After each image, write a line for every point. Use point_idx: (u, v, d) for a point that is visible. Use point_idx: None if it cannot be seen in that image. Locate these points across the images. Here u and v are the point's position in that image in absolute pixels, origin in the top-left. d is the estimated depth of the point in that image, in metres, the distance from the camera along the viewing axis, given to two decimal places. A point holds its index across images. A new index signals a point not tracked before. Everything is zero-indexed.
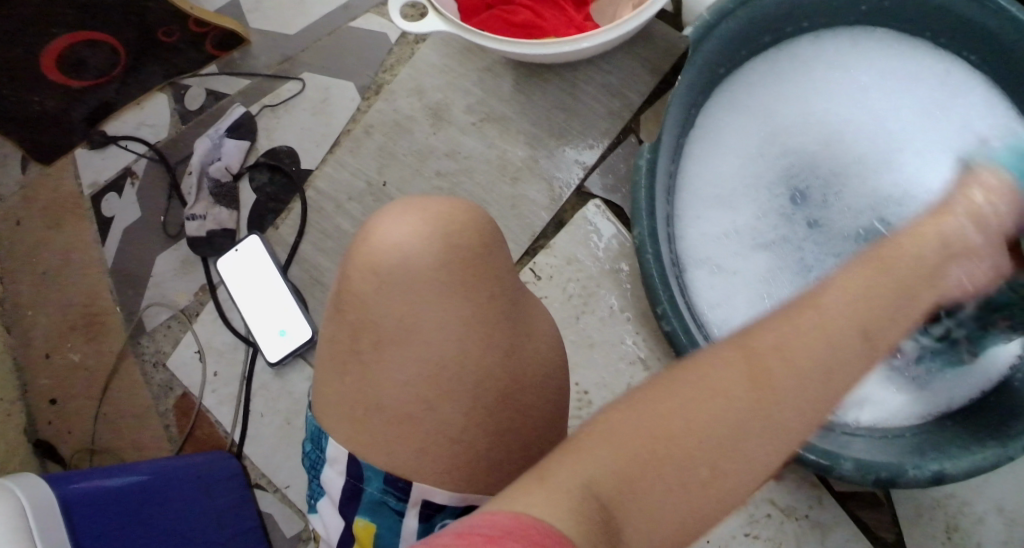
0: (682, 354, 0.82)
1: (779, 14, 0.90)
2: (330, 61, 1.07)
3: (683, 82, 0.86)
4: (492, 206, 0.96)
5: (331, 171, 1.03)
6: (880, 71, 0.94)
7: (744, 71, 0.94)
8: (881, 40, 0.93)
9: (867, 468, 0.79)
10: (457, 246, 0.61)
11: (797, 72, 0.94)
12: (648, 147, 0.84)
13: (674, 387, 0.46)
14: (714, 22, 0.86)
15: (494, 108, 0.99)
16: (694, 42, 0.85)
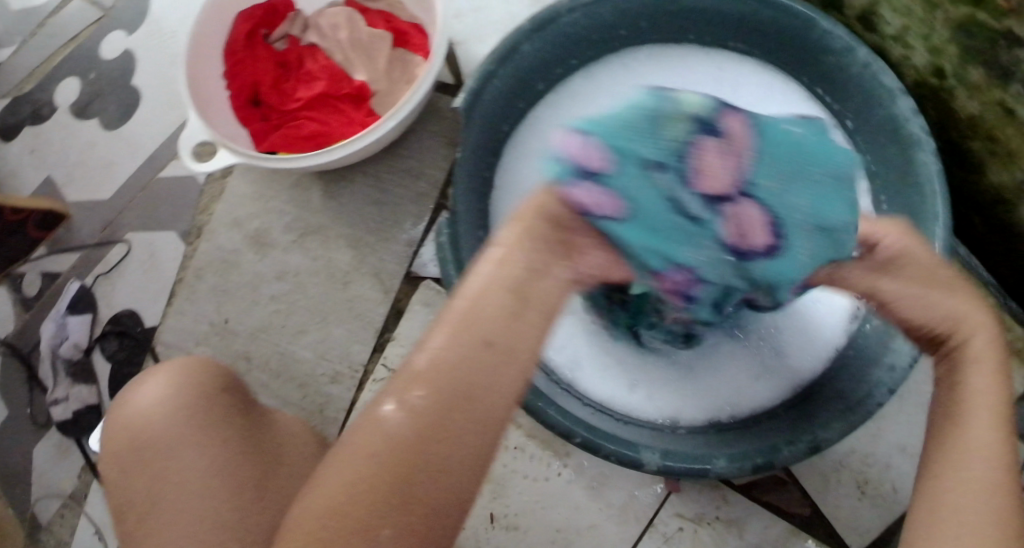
0: (534, 411, 0.79)
1: (548, 58, 0.90)
2: (149, 217, 1.07)
3: (467, 145, 0.85)
4: (332, 315, 0.98)
5: (175, 323, 1.03)
6: (663, 78, 0.97)
7: (531, 117, 0.95)
8: (652, 57, 0.97)
9: (739, 461, 0.78)
10: (196, 395, 0.68)
11: (581, 104, 0.96)
12: (446, 221, 0.83)
13: (342, 464, 0.46)
14: (480, 87, 0.84)
15: (309, 220, 0.99)
16: (467, 109, 0.84)
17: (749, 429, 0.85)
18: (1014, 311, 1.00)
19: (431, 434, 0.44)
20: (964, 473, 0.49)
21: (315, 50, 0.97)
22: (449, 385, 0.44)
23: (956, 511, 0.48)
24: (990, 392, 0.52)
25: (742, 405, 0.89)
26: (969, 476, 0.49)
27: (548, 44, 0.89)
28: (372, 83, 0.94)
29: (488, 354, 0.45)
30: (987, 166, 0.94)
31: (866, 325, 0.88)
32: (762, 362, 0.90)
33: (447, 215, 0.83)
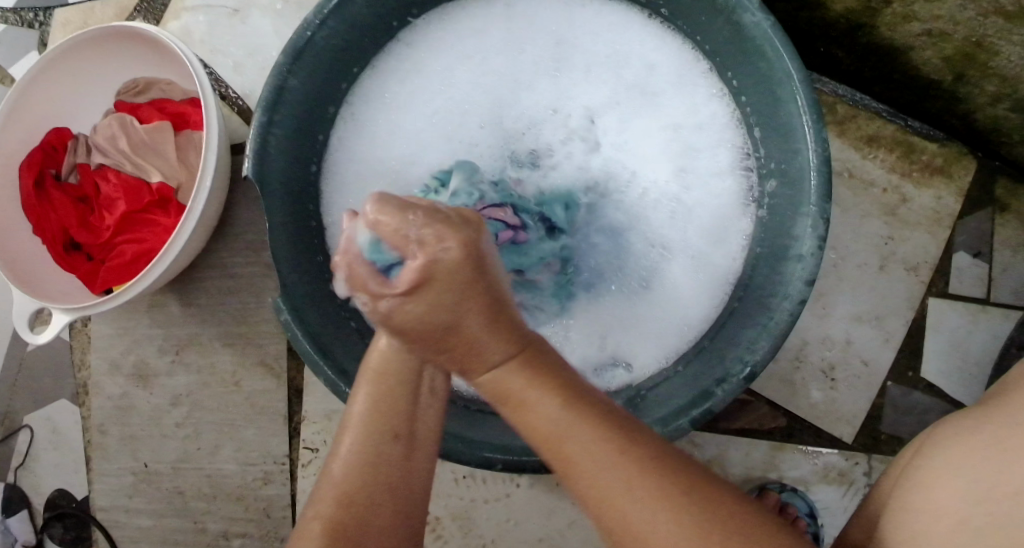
0: (445, 453, 0.72)
1: (324, 80, 0.79)
2: (36, 391, 1.00)
3: (274, 215, 0.75)
4: (239, 419, 0.93)
5: (101, 487, 0.98)
6: (448, 37, 0.85)
7: (338, 141, 0.83)
8: (431, 21, 0.84)
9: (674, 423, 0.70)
10: None
11: (380, 103, 0.84)
12: (282, 300, 0.73)
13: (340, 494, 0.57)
14: (262, 145, 0.74)
15: (180, 335, 0.94)
16: (260, 178, 0.74)
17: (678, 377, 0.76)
18: (920, 130, 0.92)
19: (360, 533, 0.55)
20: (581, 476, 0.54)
21: (105, 170, 0.90)
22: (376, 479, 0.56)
23: (604, 496, 0.54)
24: (540, 386, 0.55)
25: (684, 322, 0.81)
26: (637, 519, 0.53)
27: (317, 68, 0.77)
28: (170, 179, 0.88)
29: (394, 446, 0.57)
30: None
31: (763, 212, 0.79)
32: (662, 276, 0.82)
33: (281, 291, 0.73)
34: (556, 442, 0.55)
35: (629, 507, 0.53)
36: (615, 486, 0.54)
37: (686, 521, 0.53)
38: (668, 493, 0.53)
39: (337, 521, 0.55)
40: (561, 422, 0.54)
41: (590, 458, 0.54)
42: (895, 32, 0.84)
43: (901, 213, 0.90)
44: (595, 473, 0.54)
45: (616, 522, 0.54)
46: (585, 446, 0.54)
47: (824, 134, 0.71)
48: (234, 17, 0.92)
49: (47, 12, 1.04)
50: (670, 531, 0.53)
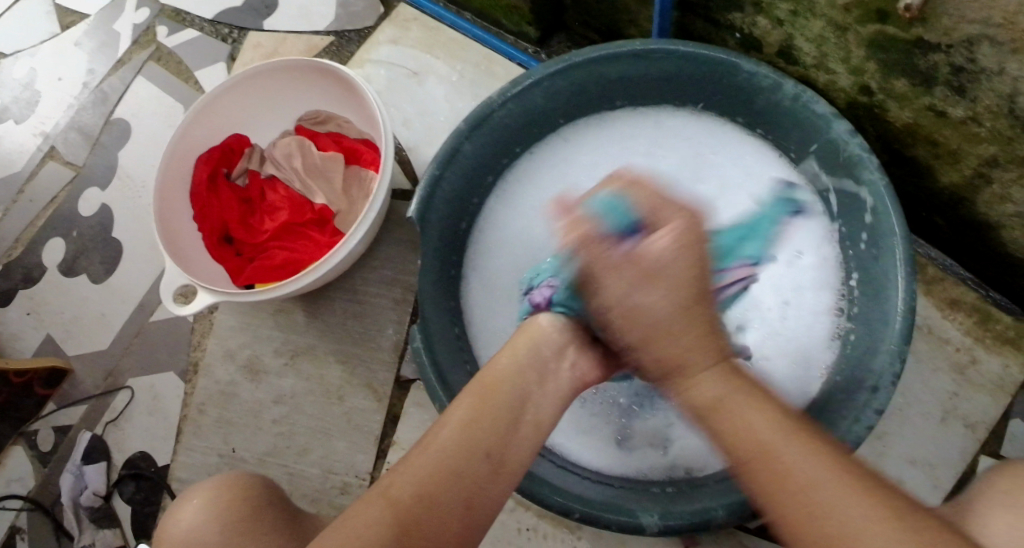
0: (529, 495, 0.80)
1: (491, 152, 0.89)
2: (148, 360, 1.10)
3: (427, 255, 0.85)
4: (332, 429, 1.01)
5: (183, 459, 1.06)
6: (600, 139, 0.96)
7: (487, 208, 0.94)
8: (588, 125, 0.96)
9: (737, 509, 0.77)
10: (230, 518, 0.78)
11: (531, 184, 0.95)
12: (417, 329, 0.82)
13: (443, 472, 0.63)
14: (430, 195, 0.84)
15: (298, 342, 1.04)
16: (421, 222, 0.84)
17: None
18: (999, 302, 1.00)
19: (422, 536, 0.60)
20: (832, 513, 0.59)
21: (275, 181, 1.02)
22: (457, 481, 0.62)
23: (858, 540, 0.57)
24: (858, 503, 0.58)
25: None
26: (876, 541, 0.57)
27: (488, 139, 0.88)
28: (332, 203, 0.98)
29: (481, 464, 0.64)
30: (935, 169, 0.93)
31: (847, 347, 0.87)
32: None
33: (418, 323, 0.83)
34: (756, 443, 0.63)
35: (871, 528, 0.57)
36: (840, 506, 0.59)
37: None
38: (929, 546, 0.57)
39: (401, 500, 0.62)
40: (799, 450, 0.61)
41: (807, 481, 0.60)
42: (991, 210, 0.92)
43: (969, 373, 0.98)
44: (811, 483, 0.60)
45: (844, 524, 0.58)
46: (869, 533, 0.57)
47: (914, 288, 0.80)
48: (413, 78, 1.04)
49: (242, 31, 1.15)
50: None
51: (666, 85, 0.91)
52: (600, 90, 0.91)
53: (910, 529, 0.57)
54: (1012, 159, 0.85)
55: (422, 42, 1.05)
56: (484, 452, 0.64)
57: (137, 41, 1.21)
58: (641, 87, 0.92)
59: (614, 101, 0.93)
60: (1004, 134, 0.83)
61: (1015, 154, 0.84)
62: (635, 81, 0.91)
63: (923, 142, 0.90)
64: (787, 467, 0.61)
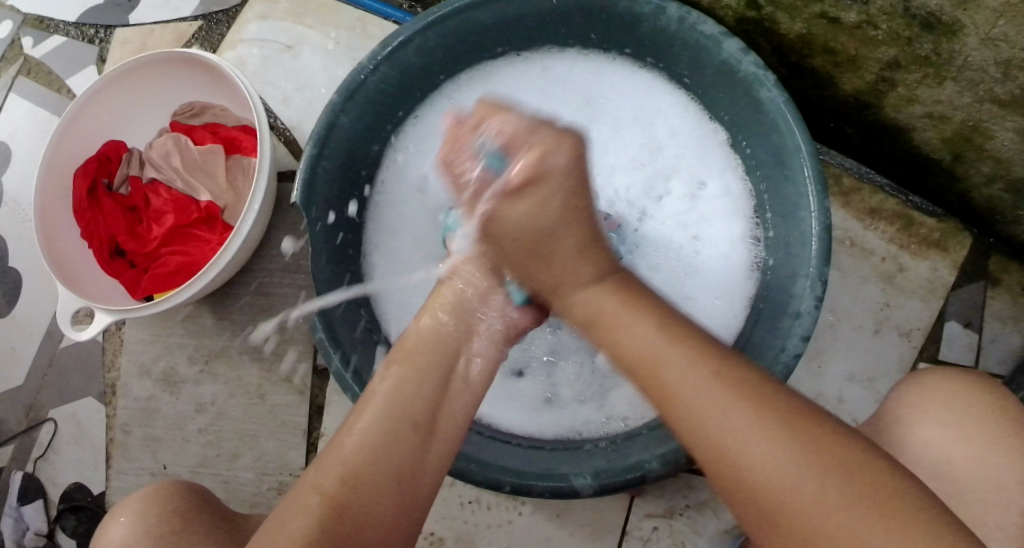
0: (458, 474, 0.76)
1: (372, 122, 0.86)
2: (64, 388, 1.05)
3: (317, 241, 0.82)
4: (260, 430, 0.99)
5: (118, 484, 1.01)
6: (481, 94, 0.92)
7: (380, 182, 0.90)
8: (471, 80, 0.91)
9: (672, 457, 0.74)
10: (162, 527, 0.74)
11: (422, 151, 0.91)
12: (317, 317, 0.79)
13: (367, 445, 0.62)
14: (312, 175, 0.80)
15: (212, 346, 1.01)
16: (306, 207, 0.81)
17: None
18: (920, 205, 0.98)
19: (358, 514, 0.60)
20: (747, 455, 0.56)
21: (156, 184, 0.97)
22: (391, 459, 0.62)
23: (739, 463, 0.56)
24: (735, 413, 0.57)
25: None
26: (755, 459, 0.56)
27: (366, 108, 0.84)
28: (218, 199, 0.96)
29: (408, 435, 0.63)
30: (836, 77, 0.89)
31: (768, 272, 0.85)
32: None
33: (320, 313, 0.80)
34: (688, 400, 0.59)
35: (787, 466, 0.55)
36: (747, 442, 0.56)
37: (860, 496, 0.54)
38: (839, 466, 0.55)
39: (335, 490, 0.60)
40: (716, 400, 0.58)
41: (730, 433, 0.57)
42: (899, 113, 0.89)
43: (897, 281, 0.96)
44: (732, 435, 0.57)
45: (754, 472, 0.56)
46: (757, 444, 0.56)
47: (827, 204, 0.77)
48: (288, 52, 1.02)
49: (108, 30, 1.10)
50: (833, 513, 0.54)
51: (546, 24, 0.87)
52: (480, 40, 0.87)
53: (817, 459, 0.55)
54: (914, 59, 0.80)
55: (293, 14, 1.02)
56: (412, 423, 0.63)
57: (2, 57, 1.13)
58: (521, 31, 0.88)
59: (494, 48, 0.89)
60: (902, 35, 0.78)
61: (916, 54, 0.80)
62: (513, 26, 0.87)
63: (820, 51, 0.86)
64: (689, 409, 0.59)
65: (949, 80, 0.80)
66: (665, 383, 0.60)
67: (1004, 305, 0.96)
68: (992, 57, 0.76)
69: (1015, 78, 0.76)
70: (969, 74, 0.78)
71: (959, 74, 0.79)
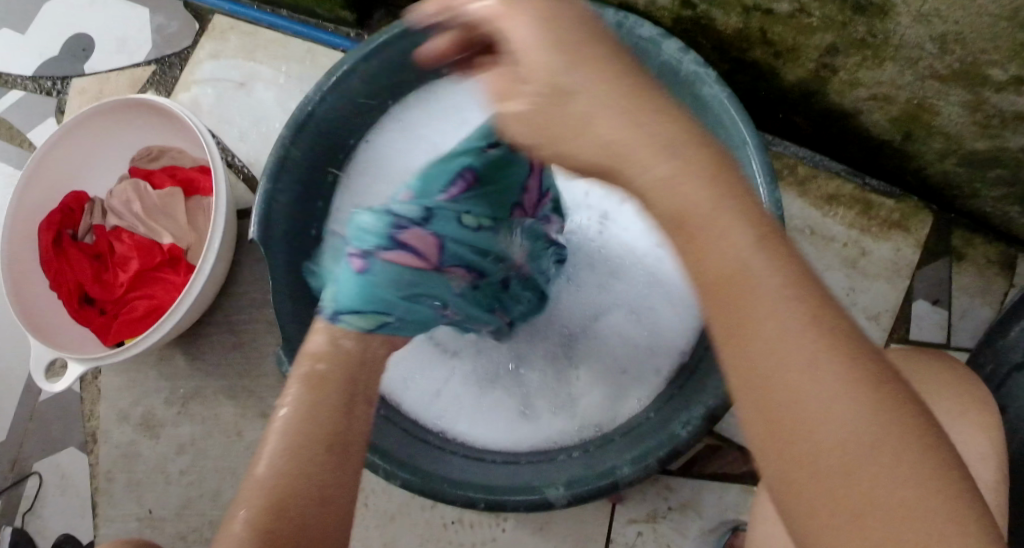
0: (432, 494, 0.76)
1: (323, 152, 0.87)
2: (46, 440, 1.05)
3: (278, 275, 0.83)
4: (241, 466, 0.99)
5: (106, 531, 1.01)
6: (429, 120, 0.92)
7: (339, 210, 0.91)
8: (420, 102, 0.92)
9: (642, 461, 0.74)
10: None
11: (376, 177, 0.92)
12: (283, 351, 0.80)
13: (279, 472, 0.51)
14: (267, 209, 0.81)
15: (188, 386, 1.01)
16: (264, 242, 0.81)
17: (649, 419, 0.81)
18: (877, 188, 0.99)
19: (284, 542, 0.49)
20: (790, 377, 0.44)
21: (119, 230, 0.98)
22: (309, 483, 0.51)
23: (806, 422, 0.44)
24: (809, 352, 0.44)
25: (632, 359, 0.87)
26: (817, 410, 0.44)
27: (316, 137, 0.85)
28: (180, 240, 0.97)
29: (330, 446, 0.53)
30: (779, 69, 0.90)
31: None
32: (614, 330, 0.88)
33: (284, 346, 0.80)
34: (764, 322, 0.45)
35: (848, 415, 0.44)
36: (820, 389, 0.44)
37: (919, 467, 0.43)
38: (922, 434, 0.44)
39: (259, 527, 0.49)
40: (790, 324, 0.45)
41: (786, 349, 0.45)
42: (845, 97, 0.89)
43: (861, 264, 0.97)
44: (782, 356, 0.45)
45: (819, 425, 0.44)
46: (827, 389, 0.44)
47: (778, 194, 0.78)
48: (240, 89, 1.02)
49: (65, 82, 1.11)
50: (898, 485, 0.43)
51: None
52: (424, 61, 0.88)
53: (896, 417, 0.44)
54: (851, 43, 0.81)
55: (243, 51, 1.04)
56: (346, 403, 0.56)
57: None
58: None
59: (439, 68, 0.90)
60: (836, 19, 0.79)
61: (853, 38, 0.80)
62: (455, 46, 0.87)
63: (760, 44, 0.87)
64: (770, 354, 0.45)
65: (888, 60, 0.81)
66: (746, 292, 0.46)
67: (971, 280, 0.96)
68: (926, 33, 0.76)
69: (951, 53, 0.76)
70: (907, 52, 0.79)
71: (896, 53, 0.79)
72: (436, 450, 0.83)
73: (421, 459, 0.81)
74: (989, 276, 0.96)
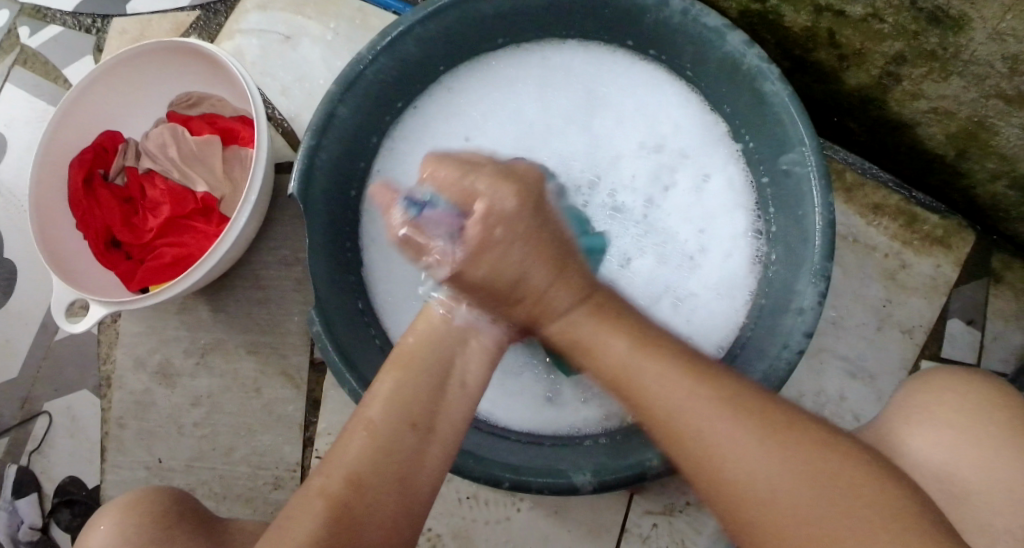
0: (456, 469, 0.75)
1: (370, 113, 0.85)
2: (59, 380, 1.03)
3: (315, 234, 0.81)
4: (256, 424, 0.98)
5: (114, 478, 1.01)
6: (484, 87, 0.92)
7: (379, 174, 0.90)
8: (471, 73, 0.91)
9: (673, 454, 0.74)
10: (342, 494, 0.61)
11: (420, 146, 0.91)
12: (315, 311, 0.78)
13: (380, 432, 0.63)
14: (309, 166, 0.79)
15: (208, 339, 1.00)
16: (303, 200, 0.79)
17: None
18: (924, 202, 0.98)
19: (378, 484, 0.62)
20: (728, 466, 0.60)
21: (152, 175, 0.97)
22: (397, 457, 0.63)
23: (724, 469, 0.60)
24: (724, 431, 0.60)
25: None
26: (750, 479, 0.59)
27: (364, 97, 0.83)
28: (215, 190, 0.95)
29: (404, 435, 0.64)
30: (841, 72, 0.88)
31: (770, 268, 0.84)
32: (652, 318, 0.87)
33: (316, 305, 0.79)
34: (688, 423, 0.61)
35: (756, 468, 0.59)
36: (733, 456, 0.60)
37: (839, 498, 0.58)
38: (823, 467, 0.59)
39: (337, 492, 0.61)
40: (704, 414, 0.61)
41: (711, 438, 0.60)
42: (904, 108, 0.88)
43: (900, 278, 0.96)
44: (708, 443, 0.61)
45: (737, 477, 0.59)
46: (736, 452, 0.60)
47: (831, 199, 0.76)
48: (286, 43, 1.01)
49: (106, 19, 1.09)
50: (830, 515, 0.57)
51: (548, 13, 0.86)
52: (481, 29, 0.86)
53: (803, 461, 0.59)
54: (920, 53, 0.79)
55: (291, 4, 1.01)
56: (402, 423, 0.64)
57: None
58: (521, 20, 0.87)
59: (494, 39, 0.88)
60: (908, 28, 0.77)
61: (923, 48, 0.79)
62: (513, 18, 0.86)
63: (825, 45, 0.85)
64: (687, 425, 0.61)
65: (955, 75, 0.79)
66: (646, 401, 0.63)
67: (1008, 303, 0.95)
68: (999, 51, 0.75)
69: (1021, 74, 0.75)
70: (975, 69, 0.77)
71: (964, 69, 0.78)
72: None
73: None
74: None
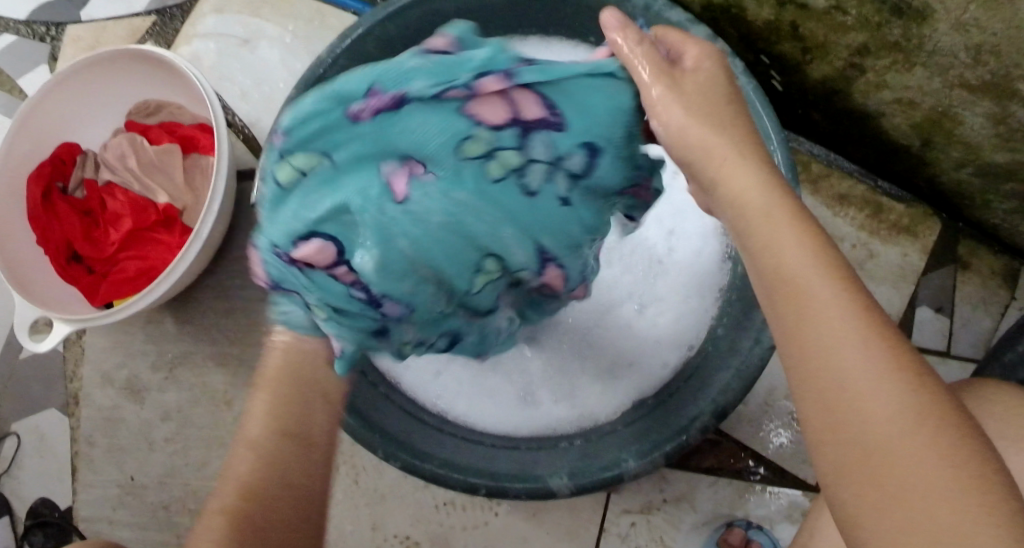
0: (431, 477, 0.75)
1: None
2: (24, 400, 1.01)
3: None
4: (228, 437, 0.97)
5: (86, 496, 0.99)
6: None
7: None
8: None
9: (649, 455, 0.73)
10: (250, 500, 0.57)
11: None
12: None
13: (265, 439, 0.59)
14: None
15: (176, 352, 0.98)
16: None
17: (655, 411, 0.80)
18: (889, 191, 0.98)
19: (273, 494, 0.57)
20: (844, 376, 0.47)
21: (112, 187, 0.95)
22: (290, 471, 0.58)
23: (861, 407, 0.46)
24: (883, 384, 0.46)
25: (641, 346, 0.86)
26: (887, 428, 0.45)
27: None
28: (177, 200, 0.93)
29: (291, 445, 0.59)
30: (805, 64, 0.88)
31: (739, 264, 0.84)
32: (625, 318, 0.87)
33: None
34: (839, 353, 0.47)
35: (901, 435, 0.45)
36: (875, 396, 0.46)
37: (979, 502, 0.42)
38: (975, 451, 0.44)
39: (239, 504, 0.56)
40: (849, 334, 0.47)
41: (858, 375, 0.46)
42: (868, 99, 0.88)
43: (868, 267, 0.96)
44: (852, 371, 0.46)
45: (869, 423, 0.45)
46: (882, 399, 0.45)
47: (799, 193, 0.76)
48: (243, 47, 0.99)
49: (59, 27, 1.06)
50: (952, 511, 0.43)
51: (509, 10, 0.85)
52: (442, 29, 0.85)
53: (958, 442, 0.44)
54: (884, 45, 0.80)
55: (249, 7, 1.00)
56: (291, 437, 0.60)
57: None
58: (482, 18, 0.86)
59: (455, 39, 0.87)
60: (871, 20, 0.77)
61: (886, 39, 0.79)
62: (474, 16, 0.85)
63: (788, 38, 0.85)
64: (839, 359, 0.47)
65: (919, 65, 0.80)
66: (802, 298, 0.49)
67: (975, 290, 0.96)
68: (962, 42, 0.74)
69: (984, 64, 0.75)
70: (939, 59, 0.78)
71: (928, 60, 0.78)
72: (433, 431, 0.82)
73: (418, 440, 0.79)
74: (992, 286, 0.96)
